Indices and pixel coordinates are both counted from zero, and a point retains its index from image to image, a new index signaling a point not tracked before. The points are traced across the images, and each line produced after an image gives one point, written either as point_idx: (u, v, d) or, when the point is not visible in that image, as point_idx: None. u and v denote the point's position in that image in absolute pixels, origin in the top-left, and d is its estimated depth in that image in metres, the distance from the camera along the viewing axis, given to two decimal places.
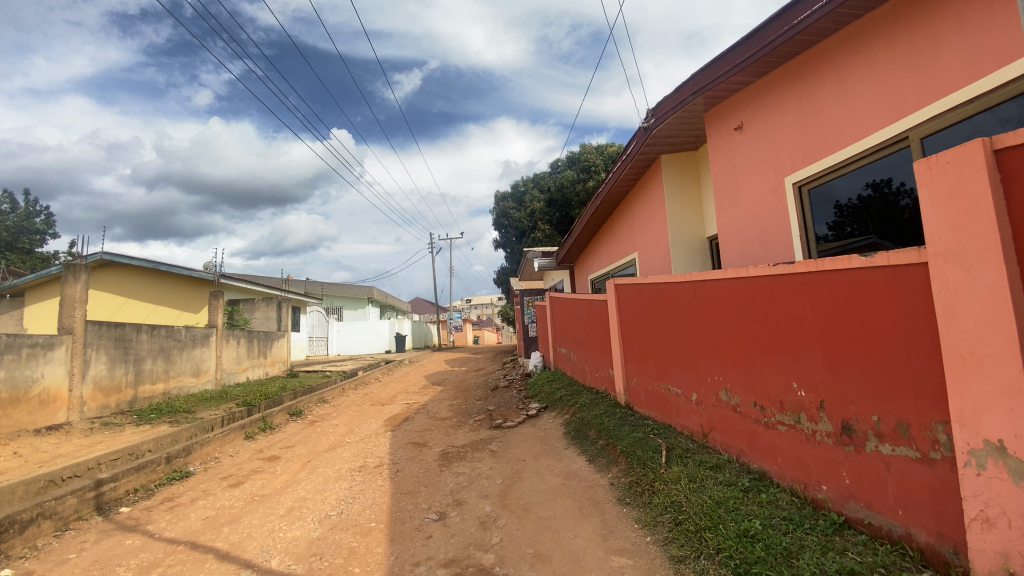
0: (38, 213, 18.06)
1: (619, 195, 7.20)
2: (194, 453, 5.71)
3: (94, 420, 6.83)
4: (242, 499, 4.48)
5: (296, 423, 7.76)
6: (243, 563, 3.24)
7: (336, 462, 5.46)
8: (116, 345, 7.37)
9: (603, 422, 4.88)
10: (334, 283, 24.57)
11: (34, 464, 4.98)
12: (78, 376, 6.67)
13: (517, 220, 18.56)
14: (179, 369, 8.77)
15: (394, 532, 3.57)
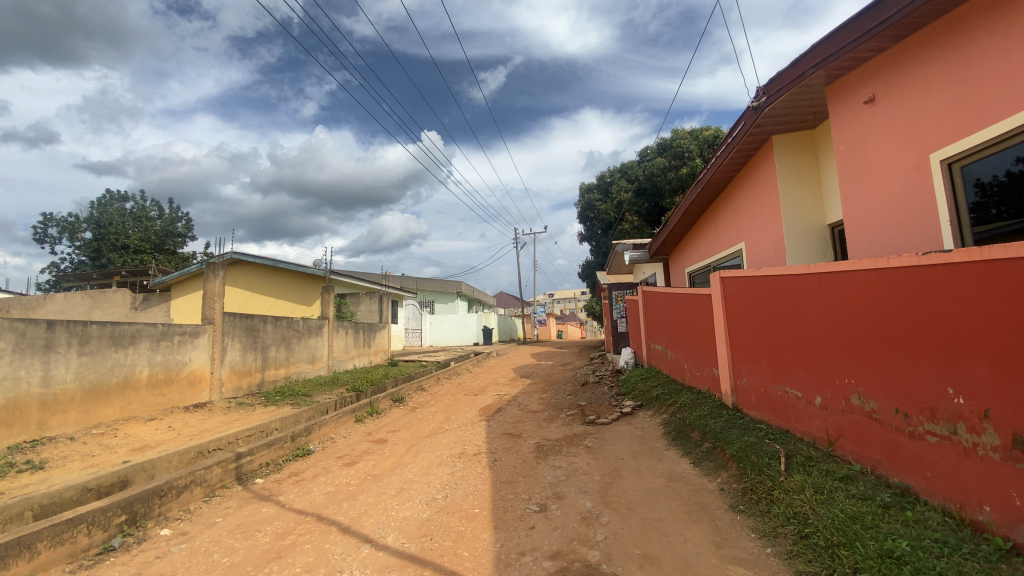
0: (180, 219, 20.78)
1: (723, 181, 6.77)
2: (314, 433, 6.27)
3: (231, 399, 7.75)
4: (357, 478, 4.84)
5: (398, 409, 8.25)
6: (363, 538, 3.49)
7: (437, 448, 5.71)
8: (247, 334, 8.29)
9: (708, 424, 4.62)
10: (426, 278, 25.74)
11: (186, 436, 5.75)
12: (218, 361, 7.60)
13: (604, 212, 18.16)
14: (298, 356, 9.69)
15: (498, 520, 3.65)
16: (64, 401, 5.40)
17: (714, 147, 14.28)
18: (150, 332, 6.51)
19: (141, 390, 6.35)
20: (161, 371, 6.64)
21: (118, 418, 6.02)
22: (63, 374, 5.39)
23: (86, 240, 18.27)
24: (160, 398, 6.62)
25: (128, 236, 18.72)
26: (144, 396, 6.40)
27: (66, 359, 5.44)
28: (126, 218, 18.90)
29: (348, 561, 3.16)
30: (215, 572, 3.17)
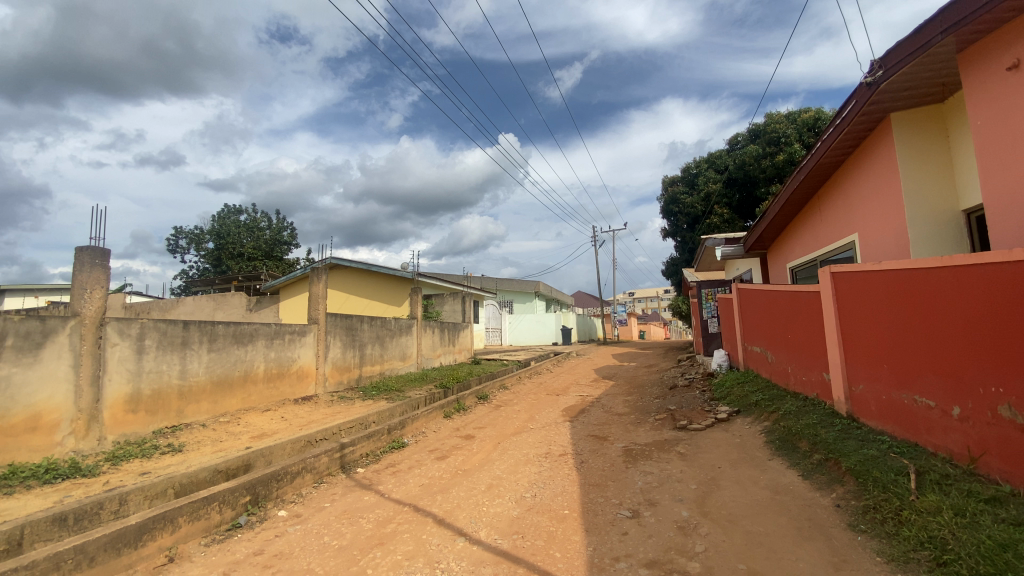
0: (286, 228, 22.85)
1: (830, 167, 6.19)
2: (407, 427, 6.60)
3: (333, 393, 8.39)
4: (448, 472, 5.01)
5: (484, 407, 8.44)
6: (457, 531, 3.60)
7: (523, 447, 5.77)
8: (346, 333, 8.92)
9: (818, 434, 4.24)
10: (506, 279, 26.16)
11: (297, 427, 6.31)
12: (322, 357, 8.25)
13: (690, 205, 17.36)
14: (390, 354, 10.26)
15: (589, 523, 3.61)
16: (198, 392, 6.13)
17: (815, 129, 13.10)
18: (265, 331, 7.19)
19: (258, 383, 7.06)
20: (275, 366, 7.33)
21: (240, 407, 6.74)
22: (196, 368, 6.12)
23: (210, 250, 20.64)
24: (274, 390, 7.32)
25: (242, 245, 20.87)
26: (261, 388, 7.10)
27: (199, 355, 6.17)
28: (242, 228, 21.07)
29: (445, 552, 3.28)
30: (326, 554, 3.43)
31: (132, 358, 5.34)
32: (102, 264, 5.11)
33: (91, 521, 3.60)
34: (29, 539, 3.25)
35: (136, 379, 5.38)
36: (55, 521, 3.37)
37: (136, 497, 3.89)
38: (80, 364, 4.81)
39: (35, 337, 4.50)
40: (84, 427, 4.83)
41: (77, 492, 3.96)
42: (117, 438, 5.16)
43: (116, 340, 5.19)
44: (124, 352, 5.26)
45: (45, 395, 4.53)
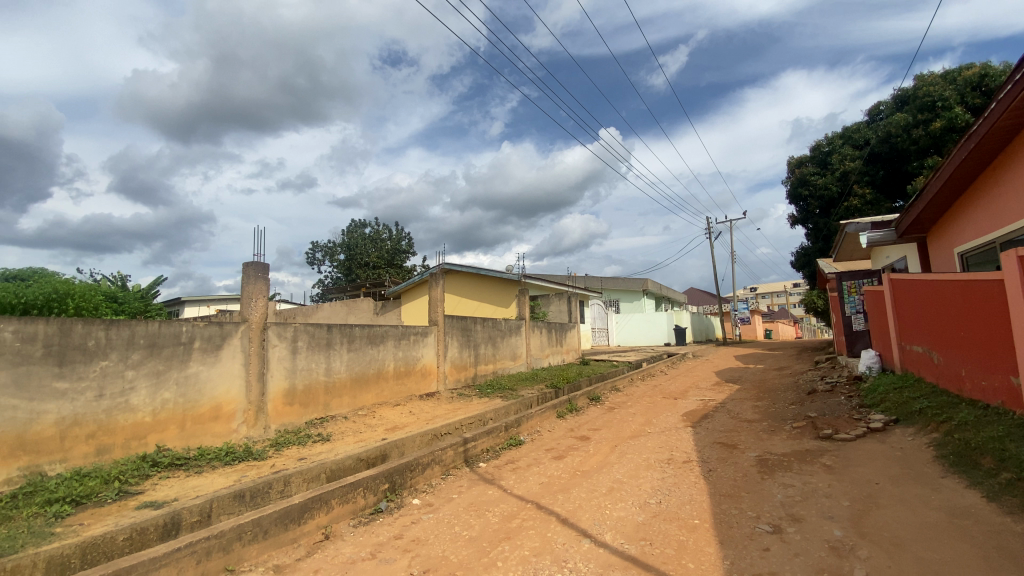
0: (404, 237, 24.69)
1: (1010, 129, 5.14)
2: (523, 425, 6.76)
3: (453, 390, 8.88)
4: (568, 472, 5.03)
5: (597, 408, 8.35)
6: (582, 532, 3.59)
7: (643, 451, 5.59)
8: (462, 333, 9.38)
9: (1008, 449, 3.54)
10: (613, 277, 25.64)
11: (423, 421, 6.77)
12: (441, 356, 8.76)
13: (822, 187, 15.58)
14: (503, 353, 10.59)
15: (723, 535, 3.39)
16: (340, 387, 6.86)
17: (982, 88, 11.00)
18: (393, 333, 7.82)
19: (389, 380, 7.70)
20: (402, 364, 7.95)
21: (374, 402, 7.41)
22: (338, 366, 6.84)
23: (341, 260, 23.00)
24: (402, 386, 7.94)
25: (368, 255, 22.92)
26: (392, 384, 7.74)
27: (340, 354, 6.90)
28: (367, 240, 23.17)
29: (572, 552, 3.29)
30: (458, 543, 3.62)
31: (288, 357, 6.12)
32: (263, 276, 5.92)
33: (262, 498, 4.18)
34: (218, 510, 3.85)
35: (291, 376, 6.16)
36: (235, 497, 3.96)
37: (296, 479, 4.45)
38: (249, 363, 5.63)
39: (216, 339, 5.34)
40: (253, 417, 5.65)
41: (251, 473, 4.62)
42: (279, 427, 5.96)
43: (276, 342, 5.99)
44: (282, 352, 6.05)
45: (223, 388, 5.38)
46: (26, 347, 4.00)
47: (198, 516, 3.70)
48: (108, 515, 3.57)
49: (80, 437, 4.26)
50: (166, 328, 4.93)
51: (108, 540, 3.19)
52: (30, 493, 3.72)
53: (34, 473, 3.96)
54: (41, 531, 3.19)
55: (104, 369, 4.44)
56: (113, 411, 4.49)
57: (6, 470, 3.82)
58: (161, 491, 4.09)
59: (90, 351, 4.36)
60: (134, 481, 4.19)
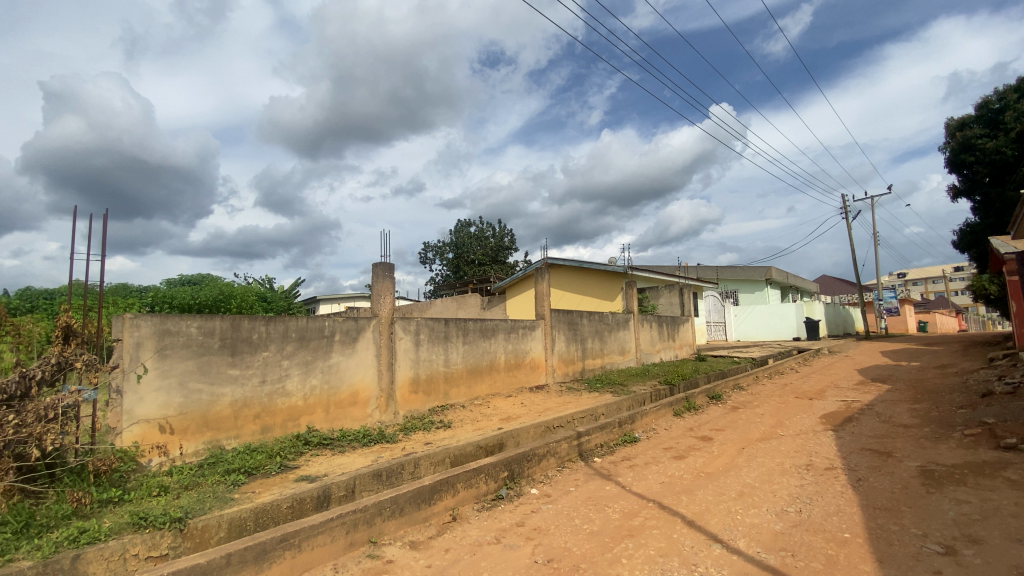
0: (507, 234, 25.25)
1: None
2: (638, 421, 6.58)
3: (562, 383, 8.93)
4: (690, 472, 4.79)
5: (718, 407, 7.86)
6: (712, 537, 3.41)
7: (774, 455, 5.15)
8: (569, 327, 9.38)
9: None
10: (728, 267, 23.90)
11: (535, 413, 6.89)
12: (549, 349, 8.85)
13: (992, 152, 13.07)
14: (611, 347, 10.42)
15: (881, 553, 3.00)
16: (458, 378, 7.23)
17: None
18: (504, 326, 8.04)
19: (502, 371, 7.96)
20: (513, 357, 8.16)
21: (488, 392, 7.71)
22: (455, 358, 7.22)
23: (449, 259, 24.19)
24: (514, 377, 8.17)
25: (474, 253, 23.84)
26: (503, 376, 7.99)
27: (457, 347, 7.27)
28: (472, 238, 24.08)
29: (701, 556, 3.14)
30: (580, 536, 3.63)
31: (412, 348, 6.59)
32: (389, 275, 6.42)
33: (397, 478, 4.54)
34: (361, 487, 4.26)
35: (415, 366, 6.63)
36: (374, 476, 4.36)
37: (424, 462, 4.78)
38: (380, 353, 6.17)
39: (352, 333, 5.90)
40: (384, 403, 6.18)
41: (385, 454, 5.07)
42: (406, 413, 6.46)
43: (401, 334, 6.47)
44: (407, 344, 6.53)
45: (360, 376, 5.95)
46: (207, 340, 4.73)
47: (344, 491, 4.12)
48: (272, 485, 4.14)
49: (249, 417, 4.98)
50: (313, 322, 5.55)
51: (274, 508, 3.69)
52: (213, 462, 4.44)
53: (216, 446, 4.72)
54: (224, 496, 3.79)
55: (265, 359, 5.13)
56: (273, 395, 5.17)
57: (197, 442, 4.60)
58: (312, 467, 4.64)
59: (255, 343, 5.06)
60: (291, 457, 4.81)
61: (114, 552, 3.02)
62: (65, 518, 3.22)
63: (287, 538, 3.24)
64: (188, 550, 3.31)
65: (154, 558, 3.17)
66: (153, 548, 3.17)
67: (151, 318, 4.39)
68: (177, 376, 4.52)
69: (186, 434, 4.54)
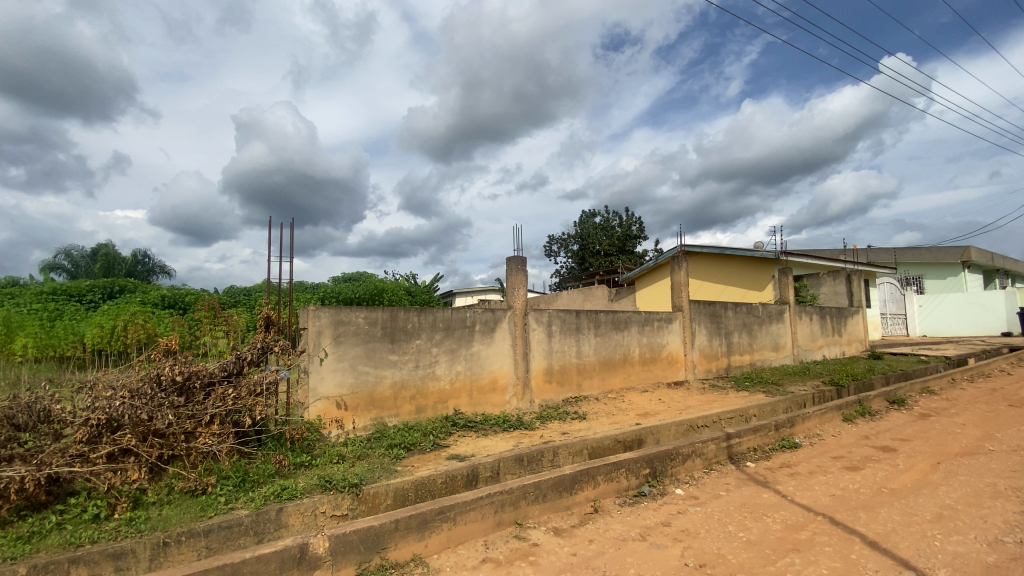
0: (635, 222, 24.32)
1: None
2: (798, 426, 5.90)
3: (704, 380, 8.41)
4: (868, 487, 4.15)
5: (900, 414, 6.71)
6: (902, 563, 2.92)
7: (984, 474, 4.22)
8: (712, 320, 8.75)
9: None
10: (907, 249, 20.22)
11: (676, 410, 6.57)
12: (690, 344, 8.36)
13: None
14: (761, 343, 9.51)
15: None
16: (592, 371, 7.18)
17: None
18: (638, 319, 7.77)
19: (637, 365, 7.72)
20: (649, 350, 7.87)
21: (623, 386, 7.54)
22: (588, 350, 7.16)
23: (576, 250, 24.11)
24: (650, 372, 7.87)
25: (600, 243, 23.45)
26: (639, 370, 7.75)
27: (590, 339, 7.21)
28: (598, 228, 23.66)
29: None
30: (735, 544, 3.36)
31: (546, 340, 6.70)
32: (522, 268, 6.58)
33: (537, 464, 4.66)
34: (505, 470, 4.45)
35: (549, 356, 6.73)
36: (516, 460, 4.52)
37: (563, 452, 4.83)
38: (515, 343, 6.37)
39: (490, 324, 6.18)
40: (521, 391, 6.39)
41: (526, 440, 5.23)
42: (542, 402, 6.60)
43: (535, 325, 6.61)
44: (540, 335, 6.65)
45: (498, 364, 6.22)
46: (371, 328, 5.33)
47: (490, 472, 4.34)
48: (428, 461, 4.52)
49: (406, 398, 5.51)
50: (456, 313, 5.92)
51: (431, 481, 4.03)
52: (378, 437, 4.99)
53: (380, 422, 5.31)
54: (390, 468, 4.24)
55: (418, 346, 5.62)
56: (425, 379, 5.65)
57: (366, 418, 5.23)
58: (461, 447, 4.98)
59: (409, 332, 5.56)
60: (442, 436, 5.21)
61: (307, 508, 3.56)
62: (270, 476, 3.87)
63: (444, 511, 3.51)
64: (363, 513, 3.76)
65: (337, 516, 3.66)
66: (336, 508, 3.67)
67: (328, 310, 5.05)
68: (349, 360, 5.16)
69: (357, 410, 5.19)
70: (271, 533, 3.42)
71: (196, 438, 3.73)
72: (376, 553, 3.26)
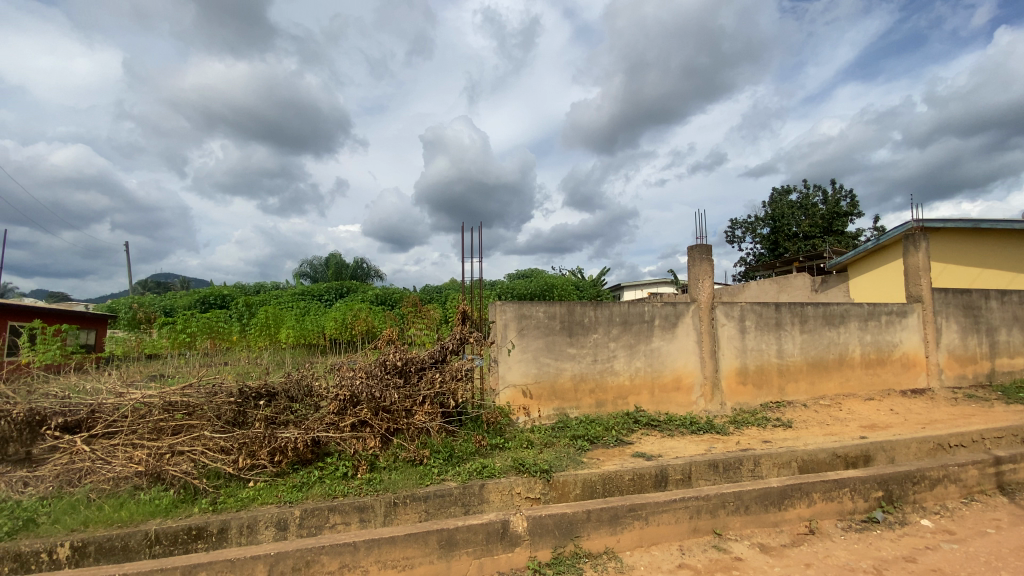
0: (845, 197, 20.57)
1: None
2: None
3: (955, 390, 6.75)
4: None
5: None
6: None
7: None
8: (966, 313, 6.95)
9: None
10: None
11: (915, 424, 5.39)
12: (933, 344, 6.78)
13: None
14: None
15: None
16: (796, 372, 6.31)
17: None
18: (858, 313, 6.56)
19: (857, 368, 6.53)
20: (873, 351, 6.59)
21: (838, 392, 6.46)
22: (791, 349, 6.30)
23: (765, 235, 21.47)
24: (875, 377, 6.59)
25: (798, 225, 20.47)
26: (860, 373, 6.55)
27: (792, 336, 6.32)
28: (796, 209, 20.66)
29: None
30: None
31: (737, 336, 6.10)
32: (707, 258, 6.11)
33: (735, 473, 4.26)
34: (698, 475, 4.17)
35: (742, 355, 6.11)
36: (710, 465, 4.20)
37: (766, 462, 4.33)
38: (702, 340, 5.94)
39: (672, 318, 5.87)
40: (710, 392, 5.94)
41: (719, 445, 4.84)
42: (735, 405, 6.04)
43: (724, 321, 6.07)
44: (731, 331, 6.08)
45: (682, 362, 5.87)
46: (551, 322, 5.50)
47: (681, 475, 4.11)
48: (613, 456, 4.50)
49: (586, 391, 5.56)
50: (635, 307, 5.75)
51: (618, 477, 3.99)
52: (562, 427, 5.14)
53: (563, 413, 5.46)
54: (576, 458, 4.33)
55: (596, 340, 5.62)
56: (605, 373, 5.63)
57: (549, 408, 5.43)
58: (645, 446, 4.84)
59: (587, 326, 5.60)
60: (625, 433, 5.13)
61: (505, 487, 3.84)
62: (472, 454, 4.31)
63: (635, 508, 3.44)
64: (554, 499, 3.91)
65: (532, 499, 3.88)
66: (530, 490, 3.88)
67: (512, 304, 5.37)
68: (532, 352, 5.41)
69: (542, 401, 5.42)
70: (476, 506, 3.77)
71: (412, 415, 4.32)
72: (570, 539, 3.35)
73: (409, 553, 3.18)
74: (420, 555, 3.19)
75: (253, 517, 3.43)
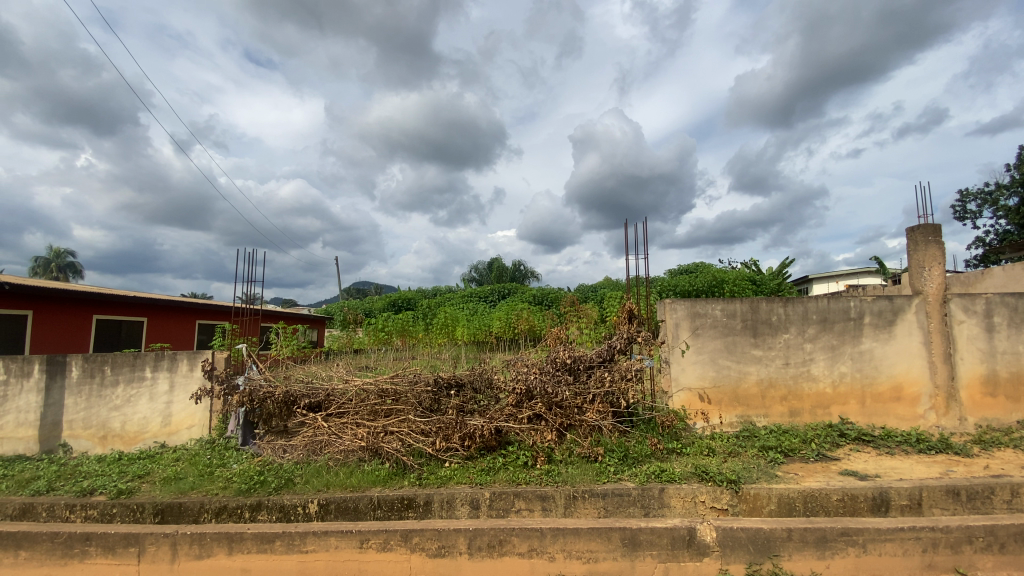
0: None
1: None
2: None
3: None
4: None
5: None
6: None
7: None
8: None
9: None
10: None
11: None
12: None
13: None
14: None
15: None
16: None
17: None
18: None
19: None
20: None
21: None
22: None
23: (1013, 205, 16.75)
24: None
25: None
26: None
27: None
28: None
29: None
30: None
31: (983, 336, 4.92)
32: (935, 241, 5.04)
33: (985, 505, 3.44)
34: (931, 503, 3.46)
35: (990, 360, 4.91)
36: (949, 492, 3.45)
37: None
38: (931, 341, 4.92)
39: (887, 315, 4.96)
40: (943, 404, 4.88)
41: (960, 469, 3.96)
42: (981, 422, 4.87)
43: (962, 318, 4.94)
44: (973, 330, 4.93)
45: (902, 367, 4.93)
46: (731, 321, 5.10)
47: (907, 501, 3.46)
48: (814, 472, 4.00)
49: (775, 398, 5.02)
50: (836, 303, 5.00)
51: (824, 496, 3.51)
52: (749, 436, 4.72)
53: (748, 421, 5.01)
54: (768, 471, 3.94)
55: (787, 341, 5.04)
56: (799, 378, 5.01)
57: (731, 414, 5.03)
58: (856, 464, 4.18)
59: (775, 325, 5.05)
60: (828, 447, 4.50)
61: (687, 494, 3.68)
62: (648, 456, 4.25)
63: (848, 533, 3.02)
64: (745, 512, 3.61)
65: (718, 509, 3.65)
66: (716, 500, 3.66)
67: (683, 302, 5.11)
68: (709, 353, 5.08)
69: (723, 406, 5.04)
70: (656, 509, 3.68)
71: (585, 413, 4.40)
72: (767, 557, 3.08)
73: (592, 546, 3.26)
74: (604, 550, 3.26)
75: (451, 494, 3.87)
